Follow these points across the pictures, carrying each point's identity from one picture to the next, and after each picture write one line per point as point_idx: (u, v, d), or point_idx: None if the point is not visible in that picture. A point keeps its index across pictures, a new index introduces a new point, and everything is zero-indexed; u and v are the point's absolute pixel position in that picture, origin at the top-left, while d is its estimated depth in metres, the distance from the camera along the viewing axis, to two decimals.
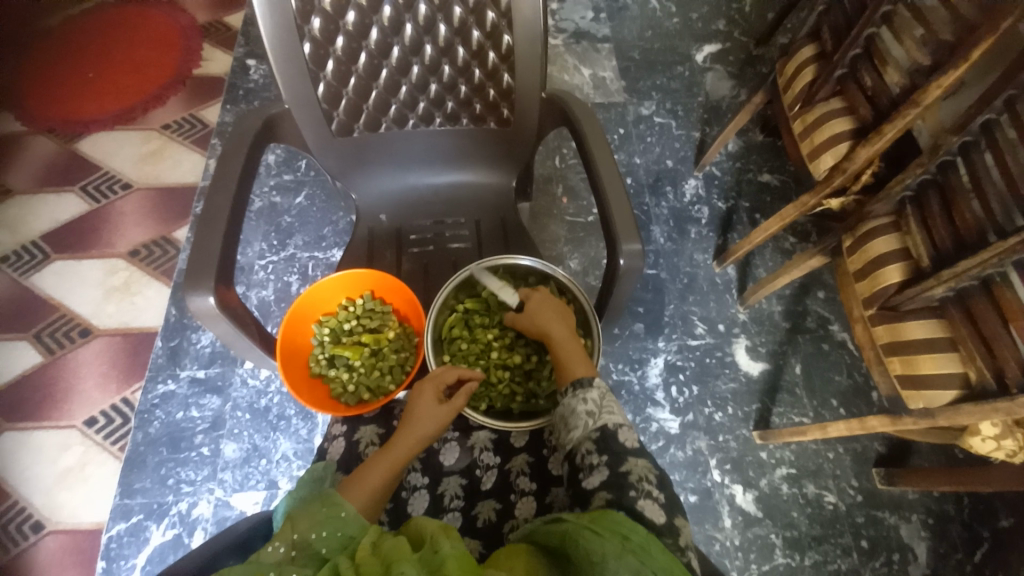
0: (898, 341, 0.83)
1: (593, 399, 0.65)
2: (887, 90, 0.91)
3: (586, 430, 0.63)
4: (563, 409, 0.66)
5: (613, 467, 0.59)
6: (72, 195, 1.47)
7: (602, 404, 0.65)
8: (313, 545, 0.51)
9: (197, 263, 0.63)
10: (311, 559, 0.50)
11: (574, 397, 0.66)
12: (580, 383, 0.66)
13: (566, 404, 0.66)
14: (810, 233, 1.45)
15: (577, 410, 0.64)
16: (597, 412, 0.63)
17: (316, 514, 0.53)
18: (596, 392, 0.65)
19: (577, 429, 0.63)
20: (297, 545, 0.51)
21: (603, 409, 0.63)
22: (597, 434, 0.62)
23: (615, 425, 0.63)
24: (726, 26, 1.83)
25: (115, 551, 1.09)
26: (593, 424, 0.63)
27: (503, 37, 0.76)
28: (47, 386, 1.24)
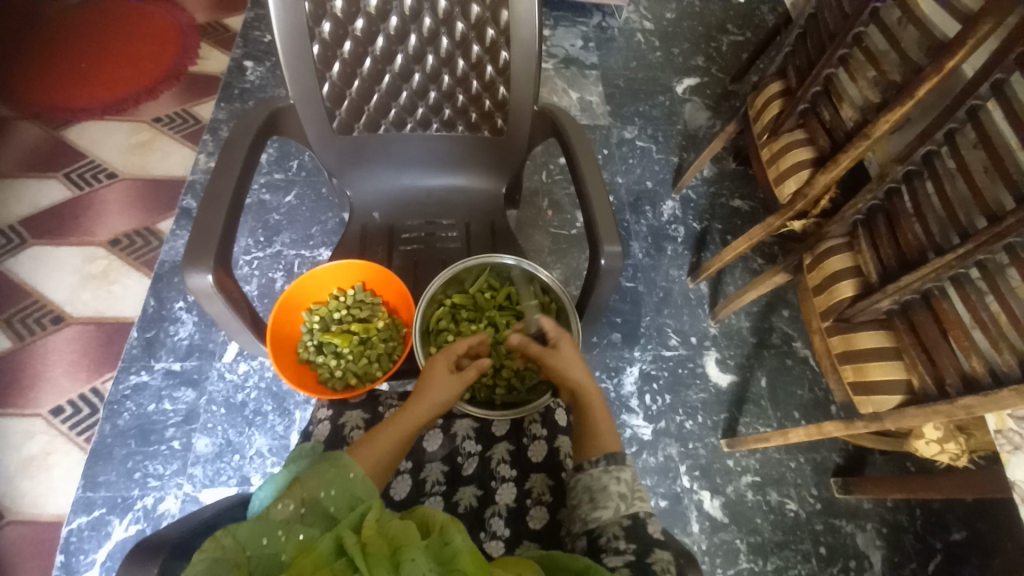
0: (851, 350, 0.91)
1: (626, 479, 0.64)
2: (843, 124, 1.01)
3: (618, 513, 0.61)
4: (590, 479, 0.65)
5: (638, 557, 0.57)
6: (53, 181, 1.45)
7: (634, 486, 0.64)
8: (321, 503, 0.54)
9: (197, 243, 0.65)
10: (318, 517, 0.53)
11: (606, 471, 0.65)
12: (615, 459, 0.66)
13: (596, 477, 0.64)
14: (777, 255, 1.55)
15: (609, 488, 0.63)
16: (628, 495, 0.63)
17: (325, 474, 0.56)
18: (628, 472, 0.65)
19: (607, 509, 0.62)
20: (305, 503, 0.53)
21: (636, 494, 0.62)
22: (629, 519, 0.60)
23: (644, 513, 0.62)
24: (704, 63, 1.97)
25: (73, 546, 1.05)
26: (625, 509, 0.61)
27: (500, 53, 0.82)
28: (11, 373, 1.20)
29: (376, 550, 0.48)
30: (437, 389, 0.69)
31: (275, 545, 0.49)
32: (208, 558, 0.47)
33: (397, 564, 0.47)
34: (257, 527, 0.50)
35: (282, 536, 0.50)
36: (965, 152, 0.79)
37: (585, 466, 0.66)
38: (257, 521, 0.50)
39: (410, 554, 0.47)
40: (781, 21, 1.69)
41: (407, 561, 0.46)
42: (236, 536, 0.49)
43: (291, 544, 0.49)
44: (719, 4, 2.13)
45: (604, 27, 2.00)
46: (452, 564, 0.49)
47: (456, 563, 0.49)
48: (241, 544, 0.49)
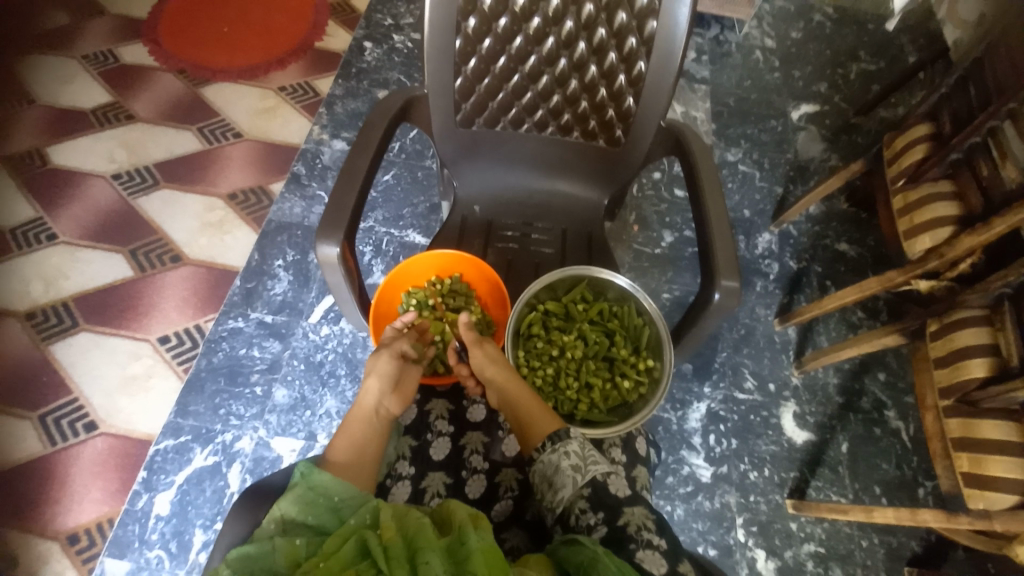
0: (970, 438, 0.83)
1: (575, 451, 0.65)
2: (1002, 184, 0.90)
3: (577, 487, 0.63)
4: (543, 467, 0.67)
5: (610, 524, 0.60)
6: (188, 132, 1.61)
7: (585, 455, 0.65)
8: (299, 520, 0.54)
9: (328, 217, 0.69)
10: (302, 530, 0.54)
11: (554, 451, 0.67)
12: (558, 436, 0.68)
13: (547, 462, 0.66)
14: (881, 311, 1.41)
15: (561, 467, 0.65)
16: (582, 465, 0.64)
17: (298, 494, 0.56)
18: (574, 443, 0.67)
19: (566, 488, 0.63)
20: (285, 523, 0.54)
21: (588, 462, 0.64)
22: (588, 490, 0.62)
23: (603, 476, 0.64)
24: (827, 90, 1.82)
25: (158, 464, 1.17)
26: (583, 480, 0.63)
27: (637, 63, 0.80)
28: (131, 299, 1.36)
29: (397, 553, 0.50)
30: (374, 373, 0.75)
31: (265, 559, 0.50)
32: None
33: (415, 566, 0.49)
34: (245, 549, 0.50)
35: (272, 551, 0.50)
36: None
37: (535, 453, 0.68)
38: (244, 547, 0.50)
39: (426, 556, 0.50)
40: (930, 55, 1.53)
41: (423, 563, 0.49)
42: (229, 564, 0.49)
43: (282, 556, 0.50)
44: (854, 30, 1.97)
45: (721, 41, 1.91)
46: (466, 564, 0.51)
47: (469, 563, 0.50)
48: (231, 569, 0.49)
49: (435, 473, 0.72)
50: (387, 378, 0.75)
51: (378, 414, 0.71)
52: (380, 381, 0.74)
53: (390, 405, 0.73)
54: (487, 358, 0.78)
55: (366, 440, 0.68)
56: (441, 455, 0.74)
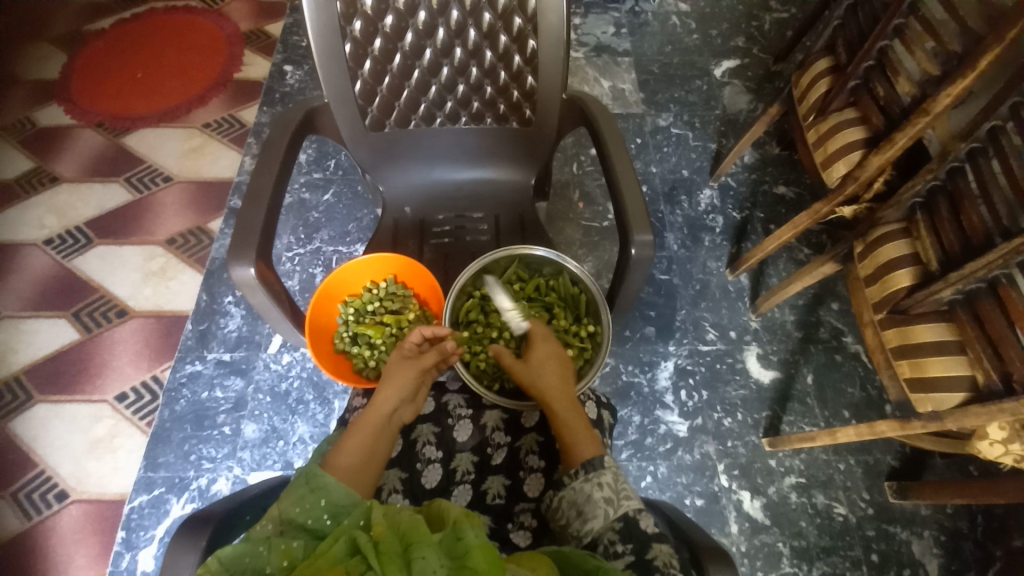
0: (907, 344, 0.86)
1: (608, 483, 0.65)
2: (899, 99, 0.94)
3: (609, 519, 0.62)
4: (573, 494, 0.65)
5: (638, 556, 0.57)
6: (117, 184, 1.57)
7: (617, 487, 0.65)
8: (296, 519, 0.55)
9: (239, 238, 0.68)
10: (297, 531, 0.54)
11: (587, 480, 0.65)
12: (592, 464, 0.66)
13: (579, 490, 0.65)
14: (825, 244, 1.46)
15: (593, 496, 0.64)
16: (614, 498, 0.63)
17: (298, 493, 0.57)
18: (609, 475, 0.66)
19: (596, 519, 0.62)
20: (282, 522, 0.54)
21: (620, 494, 0.63)
22: (620, 522, 0.61)
23: (634, 510, 0.62)
24: (745, 44, 1.88)
25: (136, 522, 1.14)
26: (614, 513, 0.62)
27: (528, 42, 0.81)
28: (82, 362, 1.32)
29: (389, 548, 0.49)
30: (393, 380, 0.71)
31: (258, 560, 0.50)
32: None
33: (409, 562, 0.48)
34: (241, 546, 0.50)
35: (264, 552, 0.50)
36: None
37: (565, 478, 0.67)
38: (239, 543, 0.51)
39: (421, 552, 0.49)
40: None
41: (418, 558, 0.48)
42: (220, 562, 0.49)
43: (275, 556, 0.50)
44: None
45: (637, 12, 1.94)
46: (465, 559, 0.49)
47: (469, 558, 0.49)
48: (222, 567, 0.49)
49: (390, 470, 0.73)
50: (406, 389, 0.71)
51: (389, 423, 0.69)
52: (400, 389, 0.71)
53: (403, 414, 0.72)
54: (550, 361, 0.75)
55: (375, 447, 0.66)
56: (393, 452, 0.74)
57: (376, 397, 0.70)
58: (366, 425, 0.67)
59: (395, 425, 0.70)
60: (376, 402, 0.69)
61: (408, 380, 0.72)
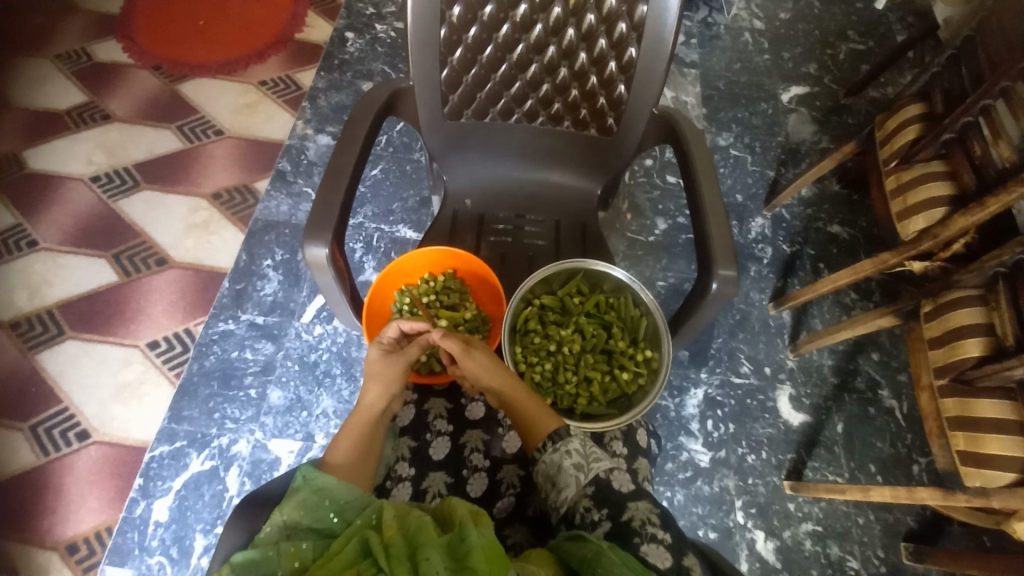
0: (968, 417, 0.84)
1: (576, 448, 0.65)
2: (997, 161, 0.90)
3: (580, 486, 0.63)
4: (546, 466, 0.66)
5: (614, 519, 0.60)
6: (168, 131, 1.56)
7: (586, 452, 0.65)
8: (302, 524, 0.54)
9: (317, 216, 0.67)
10: (306, 533, 0.53)
11: (556, 450, 0.66)
12: (559, 435, 0.67)
13: (549, 461, 0.66)
14: (874, 292, 1.42)
15: (564, 466, 0.64)
16: (584, 463, 0.64)
17: (301, 498, 0.56)
18: (576, 441, 0.66)
19: (569, 487, 0.63)
20: (289, 526, 0.53)
21: (590, 460, 0.64)
22: (592, 487, 0.62)
23: (605, 472, 0.64)
24: (817, 71, 1.81)
25: (155, 471, 1.16)
26: (585, 479, 0.63)
27: (627, 50, 0.78)
28: (118, 305, 1.33)
29: (397, 551, 0.49)
30: (379, 376, 0.72)
31: (269, 563, 0.50)
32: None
33: (415, 563, 0.48)
34: (251, 552, 0.50)
35: (274, 555, 0.50)
36: None
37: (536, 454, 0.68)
38: (250, 549, 0.51)
39: (426, 552, 0.49)
40: (920, 33, 1.52)
41: (423, 560, 0.48)
42: (233, 566, 0.49)
43: (285, 559, 0.50)
44: (842, 8, 1.95)
45: (709, 23, 1.88)
46: (466, 560, 0.49)
47: (470, 559, 0.49)
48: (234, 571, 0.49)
49: (436, 472, 0.73)
50: (394, 384, 0.72)
51: (380, 419, 0.70)
52: (387, 385, 0.71)
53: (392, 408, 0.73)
54: (485, 361, 0.73)
55: (369, 444, 0.67)
56: (441, 455, 0.75)
57: (364, 395, 0.71)
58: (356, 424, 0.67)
59: (385, 420, 0.72)
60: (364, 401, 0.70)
61: (390, 375, 0.72)
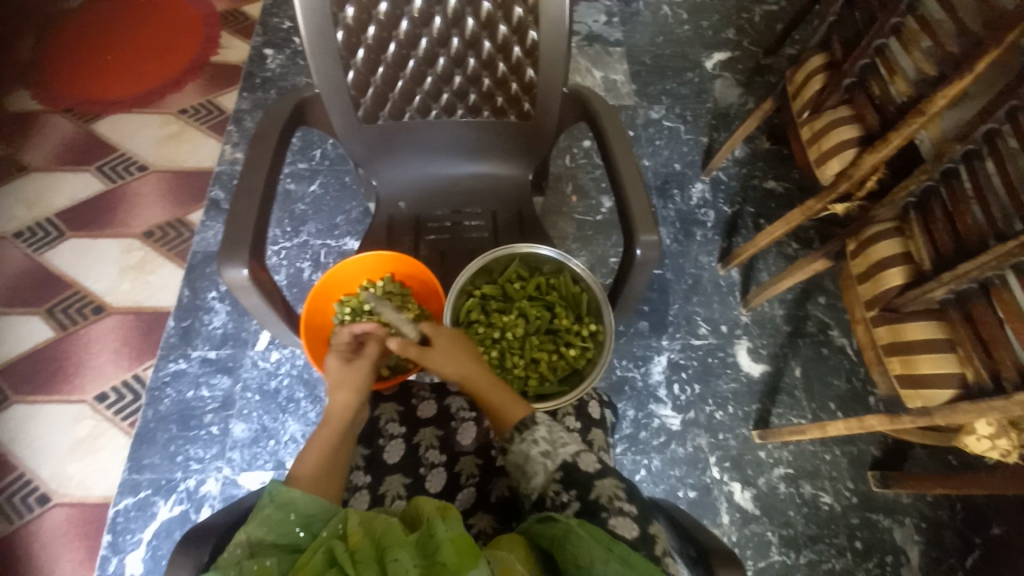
0: (898, 341, 0.88)
1: (543, 436, 0.66)
2: (894, 99, 0.95)
3: (547, 472, 0.63)
4: (515, 456, 0.66)
5: (582, 499, 0.60)
6: (88, 174, 1.49)
7: (553, 438, 0.66)
8: (269, 540, 0.52)
9: (230, 238, 0.66)
10: (273, 550, 0.52)
11: (523, 439, 0.66)
12: (525, 424, 0.67)
13: (517, 451, 0.66)
14: (814, 239, 1.49)
15: (531, 454, 0.65)
16: (551, 450, 0.65)
17: (264, 514, 0.54)
18: (542, 429, 0.67)
19: (538, 474, 0.64)
20: (254, 544, 0.52)
21: (556, 446, 0.64)
22: (559, 472, 0.63)
23: (572, 456, 0.64)
24: (736, 36, 1.87)
25: (122, 525, 1.11)
26: (553, 464, 0.63)
27: (528, 33, 0.79)
28: (59, 361, 1.26)
29: (364, 556, 0.48)
30: (344, 384, 0.74)
31: None
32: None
33: (383, 562, 0.48)
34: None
35: (241, 575, 0.48)
36: None
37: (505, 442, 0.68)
38: (212, 573, 0.49)
39: (394, 553, 0.48)
40: None
41: (390, 561, 0.47)
42: None
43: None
44: None
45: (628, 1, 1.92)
46: (434, 556, 0.49)
47: (438, 554, 0.48)
48: None
49: (393, 476, 0.72)
50: (361, 389, 0.74)
51: (350, 427, 0.71)
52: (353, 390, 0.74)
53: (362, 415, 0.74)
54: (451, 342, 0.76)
55: (337, 452, 0.67)
56: (396, 458, 0.73)
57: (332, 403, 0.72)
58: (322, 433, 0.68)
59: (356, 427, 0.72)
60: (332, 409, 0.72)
61: (354, 382, 0.74)
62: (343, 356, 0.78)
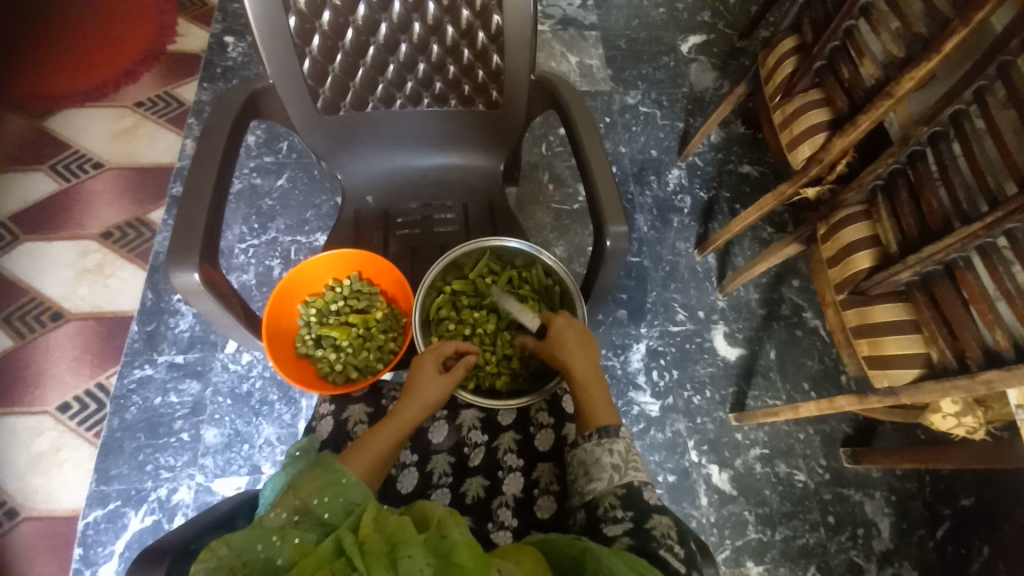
0: (866, 324, 0.89)
1: (619, 450, 0.65)
2: (863, 82, 0.95)
3: (612, 483, 0.63)
4: (584, 454, 0.66)
5: (637, 523, 0.58)
6: (38, 172, 1.40)
7: (628, 457, 0.65)
8: (314, 511, 0.53)
9: (179, 241, 0.63)
10: (313, 524, 0.53)
11: (599, 444, 0.66)
12: (608, 431, 0.67)
13: (589, 451, 0.66)
14: (787, 223, 1.50)
15: (602, 460, 0.65)
16: (622, 465, 0.64)
17: (317, 480, 0.56)
18: (622, 443, 0.66)
19: (601, 480, 0.63)
20: (299, 510, 0.53)
21: (630, 464, 0.64)
22: (623, 489, 0.62)
23: (640, 482, 0.63)
24: (711, 18, 1.85)
25: (92, 538, 1.07)
26: (620, 478, 0.63)
27: (493, 18, 0.76)
28: (15, 372, 1.20)
29: (375, 549, 0.47)
30: (427, 388, 0.70)
31: (270, 550, 0.49)
32: (205, 567, 0.48)
33: (395, 561, 0.46)
34: (254, 533, 0.50)
35: (277, 542, 0.50)
36: (997, 111, 0.75)
37: (578, 439, 0.68)
38: (252, 528, 0.51)
39: (408, 550, 0.47)
40: None
41: (404, 558, 0.46)
42: (231, 545, 0.49)
43: (287, 548, 0.49)
44: None
45: None
46: (448, 558, 0.48)
47: (453, 556, 0.47)
48: (237, 551, 0.49)
49: None
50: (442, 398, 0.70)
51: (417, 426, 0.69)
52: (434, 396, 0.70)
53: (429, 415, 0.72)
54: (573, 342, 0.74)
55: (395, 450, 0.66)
56: None
57: (406, 402, 0.68)
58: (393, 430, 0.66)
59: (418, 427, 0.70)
60: (406, 408, 0.68)
61: (440, 391, 0.70)
62: (439, 360, 0.73)
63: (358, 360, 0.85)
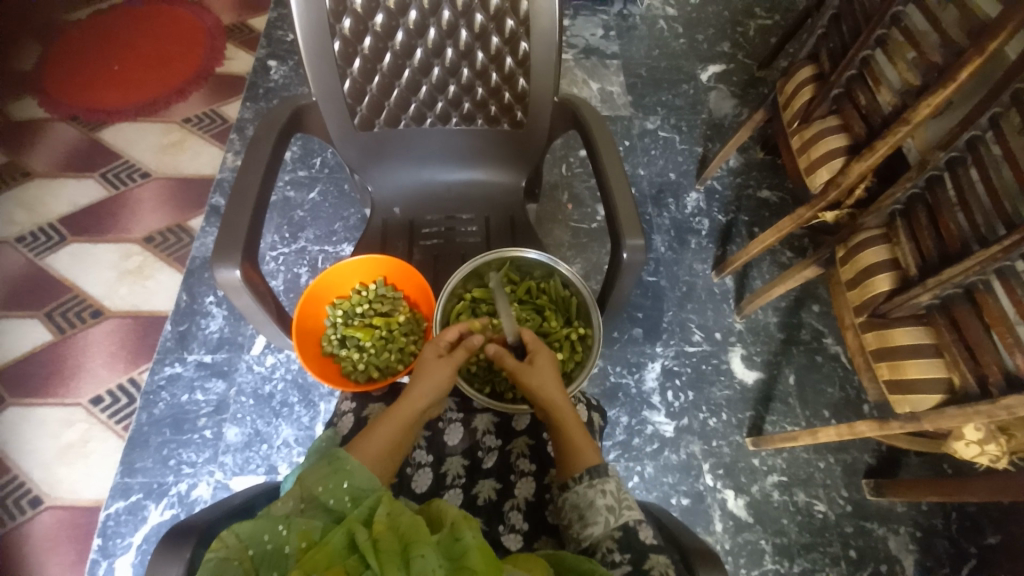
0: (885, 346, 0.88)
1: (611, 490, 0.64)
2: (880, 108, 0.96)
3: (608, 527, 0.62)
4: (575, 497, 0.65)
5: (636, 567, 0.58)
6: (91, 180, 1.51)
7: (620, 495, 0.64)
8: (320, 498, 0.55)
9: (223, 240, 0.68)
10: (319, 511, 0.54)
11: (591, 486, 0.65)
12: (597, 471, 0.66)
13: (581, 494, 0.65)
14: (807, 248, 1.50)
15: (595, 503, 0.64)
16: (616, 506, 0.63)
17: (322, 471, 0.57)
18: (612, 482, 0.65)
19: (597, 525, 0.62)
20: (305, 499, 0.55)
21: (623, 505, 0.63)
22: (619, 532, 0.61)
23: (635, 521, 0.62)
24: (730, 49, 1.90)
25: (112, 529, 1.10)
26: (615, 521, 0.62)
27: (520, 44, 0.81)
28: (55, 364, 1.27)
29: (387, 546, 0.48)
30: (429, 376, 0.72)
31: (278, 540, 0.49)
32: (216, 557, 0.48)
33: (408, 560, 0.47)
34: (261, 523, 0.50)
35: (283, 531, 0.50)
36: (1011, 137, 0.76)
37: (569, 482, 0.66)
38: (260, 518, 0.51)
39: (420, 550, 0.48)
40: None
41: (417, 557, 0.47)
42: (240, 533, 0.49)
43: (294, 535, 0.50)
44: None
45: (625, 16, 1.96)
46: (462, 560, 0.49)
47: (466, 559, 0.49)
48: (245, 540, 0.49)
49: None
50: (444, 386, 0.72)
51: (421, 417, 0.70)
52: (436, 382, 0.72)
53: (433, 408, 0.73)
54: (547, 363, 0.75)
55: (400, 440, 0.68)
56: None
57: (410, 391, 0.71)
58: (397, 417, 0.68)
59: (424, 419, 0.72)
60: (408, 397, 0.70)
61: (440, 376, 0.72)
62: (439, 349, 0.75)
63: (380, 362, 0.89)
